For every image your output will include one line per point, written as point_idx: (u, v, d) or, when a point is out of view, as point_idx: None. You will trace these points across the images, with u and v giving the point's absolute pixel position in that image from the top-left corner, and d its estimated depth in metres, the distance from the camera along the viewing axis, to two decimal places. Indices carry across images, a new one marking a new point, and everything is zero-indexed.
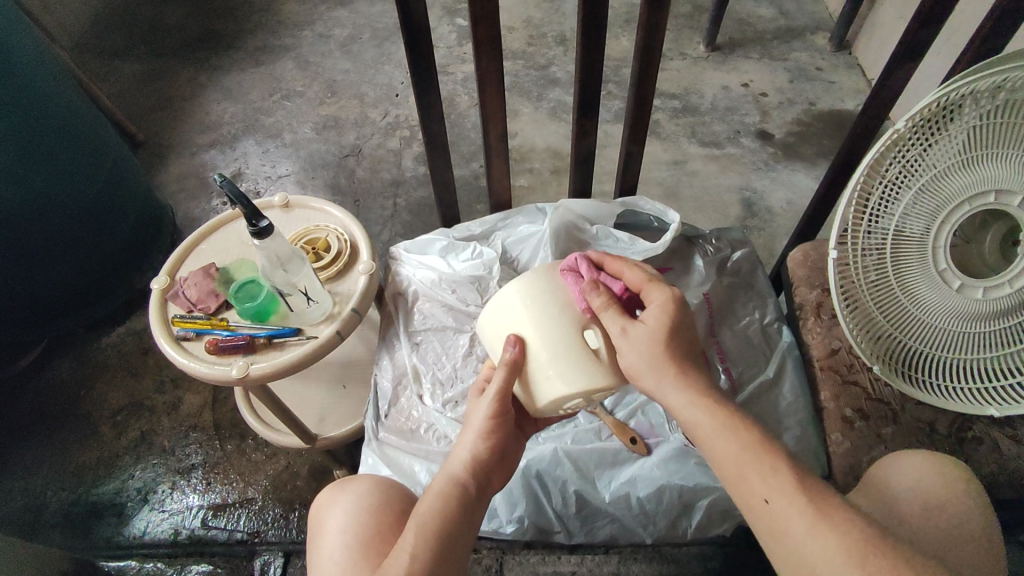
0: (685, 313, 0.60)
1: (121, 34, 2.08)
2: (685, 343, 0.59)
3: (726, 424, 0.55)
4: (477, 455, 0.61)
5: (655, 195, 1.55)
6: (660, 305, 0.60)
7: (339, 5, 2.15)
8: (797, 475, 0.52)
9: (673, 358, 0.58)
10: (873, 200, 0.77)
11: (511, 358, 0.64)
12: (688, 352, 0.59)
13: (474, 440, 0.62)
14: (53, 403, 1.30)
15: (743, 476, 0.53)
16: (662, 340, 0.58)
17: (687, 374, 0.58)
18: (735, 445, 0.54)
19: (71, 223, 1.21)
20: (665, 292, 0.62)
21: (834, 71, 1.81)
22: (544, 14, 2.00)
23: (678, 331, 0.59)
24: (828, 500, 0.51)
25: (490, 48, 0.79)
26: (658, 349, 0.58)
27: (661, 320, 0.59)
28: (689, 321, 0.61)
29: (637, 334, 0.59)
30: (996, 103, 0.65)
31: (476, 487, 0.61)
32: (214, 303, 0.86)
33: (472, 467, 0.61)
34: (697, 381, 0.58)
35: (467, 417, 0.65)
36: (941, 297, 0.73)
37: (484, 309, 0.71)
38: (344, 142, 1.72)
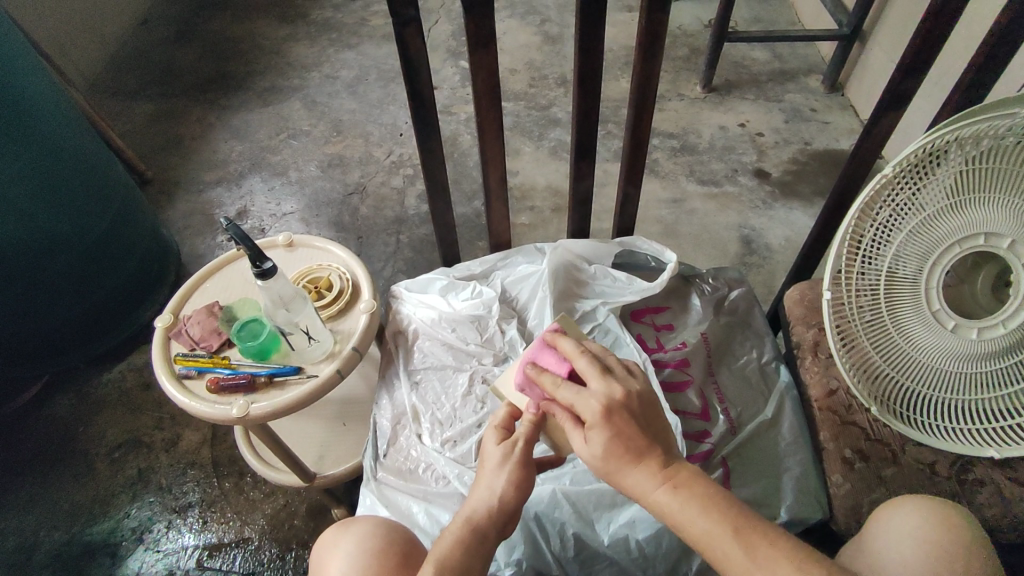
0: (621, 423, 0.57)
1: (135, 76, 2.15)
2: (634, 448, 0.57)
3: (683, 505, 0.55)
4: (503, 503, 0.61)
5: (654, 232, 1.57)
6: (592, 427, 0.58)
7: (347, 48, 2.23)
8: (749, 548, 0.52)
9: (623, 467, 0.57)
10: (866, 241, 0.78)
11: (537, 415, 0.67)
12: (639, 455, 0.57)
13: (505, 484, 0.61)
14: (53, 439, 1.30)
15: (706, 550, 0.54)
16: (605, 459, 0.57)
17: (642, 469, 0.57)
18: (696, 526, 0.54)
19: (78, 260, 1.23)
20: (593, 408, 0.58)
21: (829, 112, 1.85)
22: (545, 56, 2.06)
23: (617, 445, 0.57)
24: (776, 561, 0.51)
25: (488, 96, 0.82)
26: (605, 467, 0.57)
27: (597, 442, 0.57)
28: (628, 427, 0.57)
29: (587, 455, 0.59)
30: (980, 149, 0.67)
31: (492, 536, 0.60)
32: (217, 342, 0.87)
33: (495, 514, 0.60)
34: (649, 478, 0.57)
35: (487, 461, 0.64)
36: (936, 338, 0.73)
37: (504, 377, 0.76)
38: (348, 180, 1.75)
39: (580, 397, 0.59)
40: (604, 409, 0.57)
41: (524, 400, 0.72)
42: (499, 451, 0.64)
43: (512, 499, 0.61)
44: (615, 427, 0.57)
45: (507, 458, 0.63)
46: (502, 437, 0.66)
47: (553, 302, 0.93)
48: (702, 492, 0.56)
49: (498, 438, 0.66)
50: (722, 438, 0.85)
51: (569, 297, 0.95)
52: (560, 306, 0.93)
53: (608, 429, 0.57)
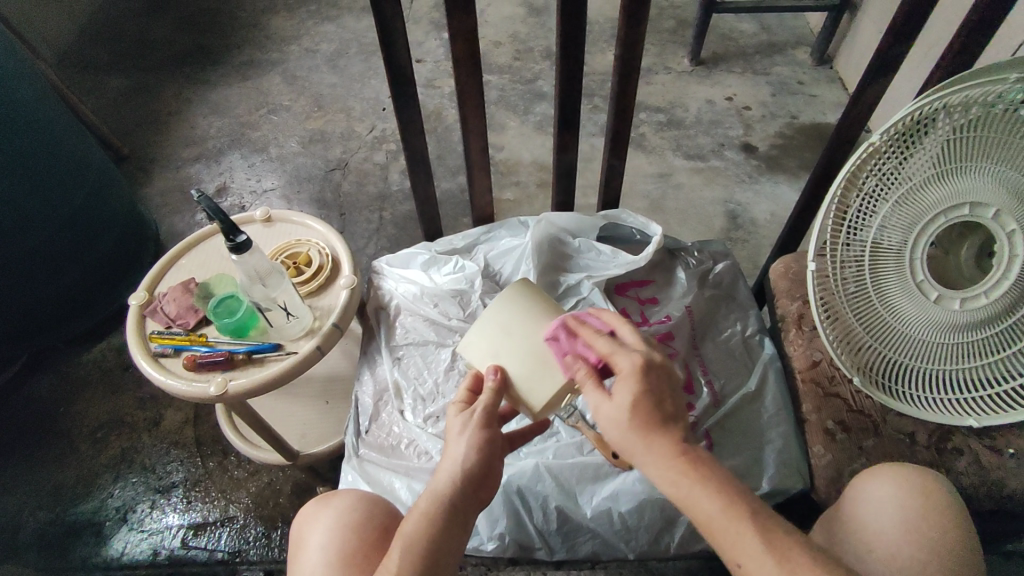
0: (656, 381, 0.56)
1: (108, 48, 2.08)
2: (660, 410, 0.55)
3: (700, 486, 0.52)
4: (468, 468, 0.59)
5: (640, 207, 1.56)
6: (623, 378, 0.56)
7: (326, 20, 2.17)
8: (766, 534, 0.51)
9: (644, 428, 0.54)
10: (852, 212, 0.78)
11: (495, 383, 0.65)
12: (663, 422, 0.55)
13: (465, 450, 0.60)
14: (32, 420, 1.28)
15: (718, 535, 0.52)
16: (629, 414, 0.55)
17: (663, 433, 0.54)
18: (711, 509, 0.52)
19: (48, 239, 1.19)
20: (631, 359, 0.57)
21: (816, 85, 1.84)
22: (530, 29, 2.02)
23: (645, 401, 0.55)
24: (791, 550, 0.50)
25: (468, 64, 0.79)
26: (627, 422, 0.55)
27: (625, 394, 0.55)
28: (658, 387, 0.56)
29: (606, 413, 0.56)
30: (969, 117, 0.66)
31: (463, 501, 0.59)
32: (194, 319, 0.85)
33: (459, 482, 0.59)
34: (669, 449, 0.54)
35: (448, 433, 0.62)
36: (918, 308, 0.73)
37: (465, 335, 0.73)
38: (330, 156, 1.72)
39: (617, 349, 0.58)
40: (642, 364, 0.56)
41: (485, 363, 0.69)
42: (459, 419, 0.62)
43: (475, 462, 0.59)
44: (648, 385, 0.56)
45: (467, 424, 0.61)
46: (463, 408, 0.65)
47: (537, 274, 0.92)
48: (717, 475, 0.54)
49: (458, 409, 0.64)
50: (706, 410, 0.85)
51: (553, 271, 0.94)
52: (545, 278, 0.92)
53: (642, 381, 0.56)
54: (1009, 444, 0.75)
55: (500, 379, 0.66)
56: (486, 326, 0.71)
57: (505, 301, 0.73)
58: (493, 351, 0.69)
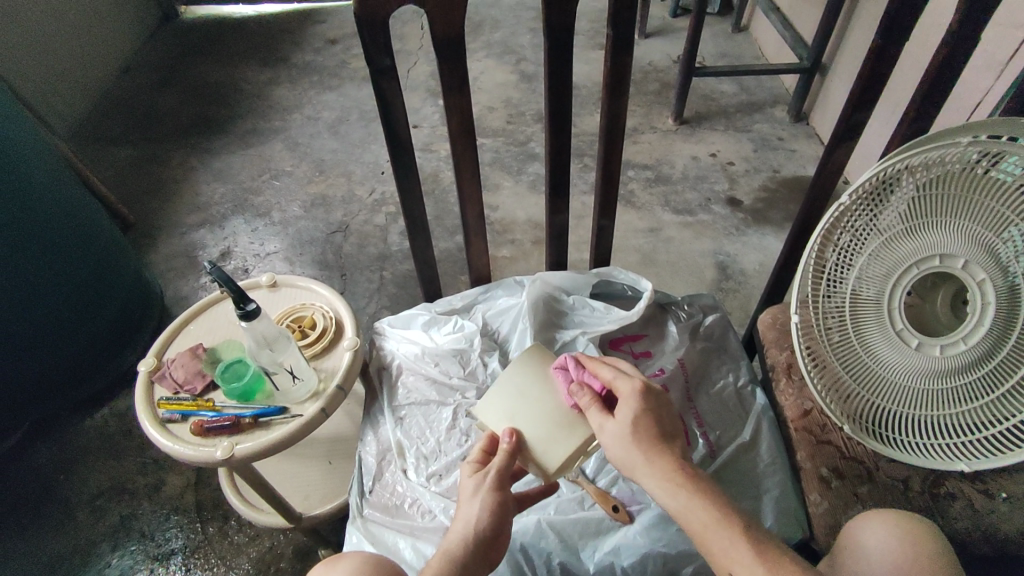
0: (654, 404, 0.65)
1: (118, 121, 2.18)
2: (656, 427, 0.62)
3: (688, 490, 0.57)
4: (479, 527, 0.62)
5: (632, 261, 1.61)
6: (626, 400, 0.65)
7: (328, 89, 2.28)
8: (754, 546, 0.54)
9: (642, 440, 0.61)
10: (830, 265, 0.82)
11: (510, 445, 0.70)
12: (660, 437, 0.62)
13: (477, 510, 0.63)
14: (31, 489, 1.27)
15: (707, 541, 0.55)
16: (630, 427, 0.62)
17: (661, 446, 0.61)
18: (700, 516, 0.56)
19: (57, 308, 1.23)
20: (630, 384, 0.66)
21: (795, 140, 1.93)
22: (522, 94, 2.13)
23: (644, 420, 0.63)
24: (780, 560, 0.53)
25: (463, 137, 0.84)
26: (628, 435, 0.62)
27: (627, 412, 0.64)
28: (657, 407, 0.64)
29: (611, 429, 0.64)
30: (930, 176, 0.71)
31: (473, 564, 0.60)
32: (201, 384, 0.87)
33: (471, 542, 0.61)
34: (666, 460, 0.60)
35: (461, 495, 0.66)
36: (900, 355, 0.76)
37: (479, 401, 0.78)
38: (331, 219, 1.78)
39: (620, 376, 0.68)
40: (640, 388, 0.66)
41: (500, 427, 0.75)
42: (471, 481, 0.66)
43: (485, 522, 0.62)
44: (647, 405, 0.64)
45: (479, 486, 0.65)
46: (476, 469, 0.68)
47: (534, 331, 0.95)
48: (709, 486, 0.58)
49: (472, 470, 0.68)
50: (702, 461, 0.87)
51: (550, 327, 0.97)
52: (541, 335, 0.96)
53: (640, 403, 0.64)
54: (999, 487, 0.76)
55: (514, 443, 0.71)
56: (502, 393, 0.78)
57: (519, 369, 0.80)
58: (509, 416, 0.75)
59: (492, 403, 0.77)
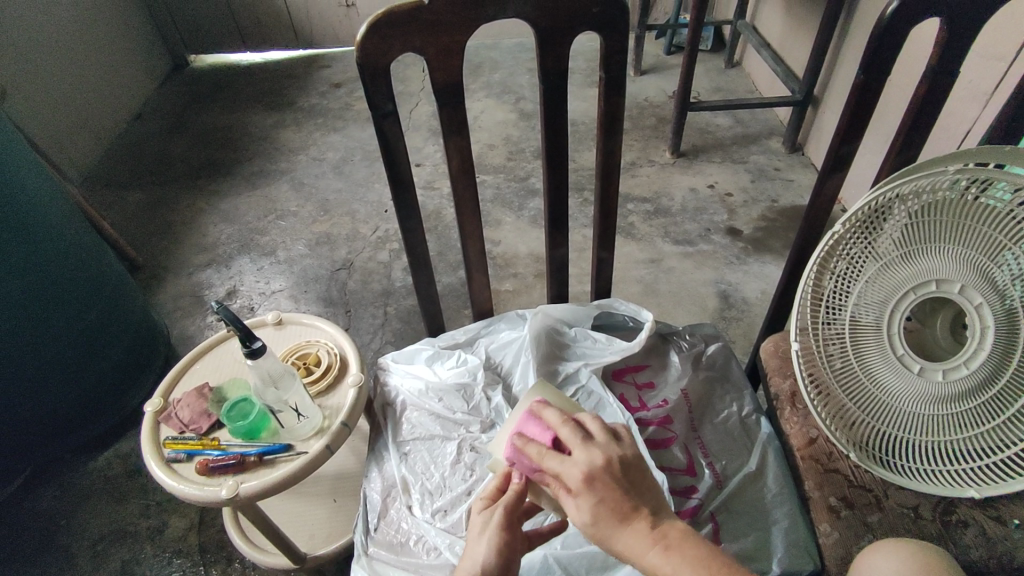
0: (606, 484, 0.57)
1: (129, 166, 2.23)
2: (620, 509, 0.57)
3: (675, 561, 0.54)
4: (488, 567, 0.64)
5: (634, 292, 1.62)
6: (577, 494, 0.58)
7: (333, 131, 2.34)
8: None
9: (611, 530, 0.56)
10: (827, 293, 0.83)
11: (522, 484, 0.69)
12: (627, 515, 0.57)
13: (484, 553, 0.64)
14: (34, 533, 1.27)
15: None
16: (593, 524, 0.57)
17: (633, 523, 0.56)
18: None
19: (66, 349, 1.25)
20: (576, 473, 0.58)
21: (791, 170, 1.96)
22: (521, 131, 2.18)
23: (604, 510, 0.57)
24: None
25: (463, 177, 0.86)
26: (594, 533, 0.57)
27: (585, 507, 0.57)
28: (614, 487, 0.57)
29: (577, 524, 0.58)
30: (921, 204, 0.73)
31: None
32: (206, 423, 0.88)
33: None
34: (642, 540, 0.56)
35: (471, 530, 0.68)
36: (903, 381, 0.77)
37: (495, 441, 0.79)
38: (336, 257, 1.80)
39: (563, 464, 0.59)
40: (587, 475, 0.57)
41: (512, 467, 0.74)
42: (481, 519, 0.68)
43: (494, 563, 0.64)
44: (600, 490, 0.57)
45: (489, 525, 0.66)
46: (487, 505, 0.70)
47: (537, 363, 0.96)
48: (694, 552, 0.55)
49: (482, 506, 0.70)
50: (708, 492, 0.86)
51: (552, 360, 0.98)
52: (543, 369, 0.96)
53: (593, 495, 0.57)
54: (1012, 514, 0.75)
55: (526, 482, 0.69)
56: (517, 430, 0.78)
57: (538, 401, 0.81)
58: None
59: (506, 442, 0.78)
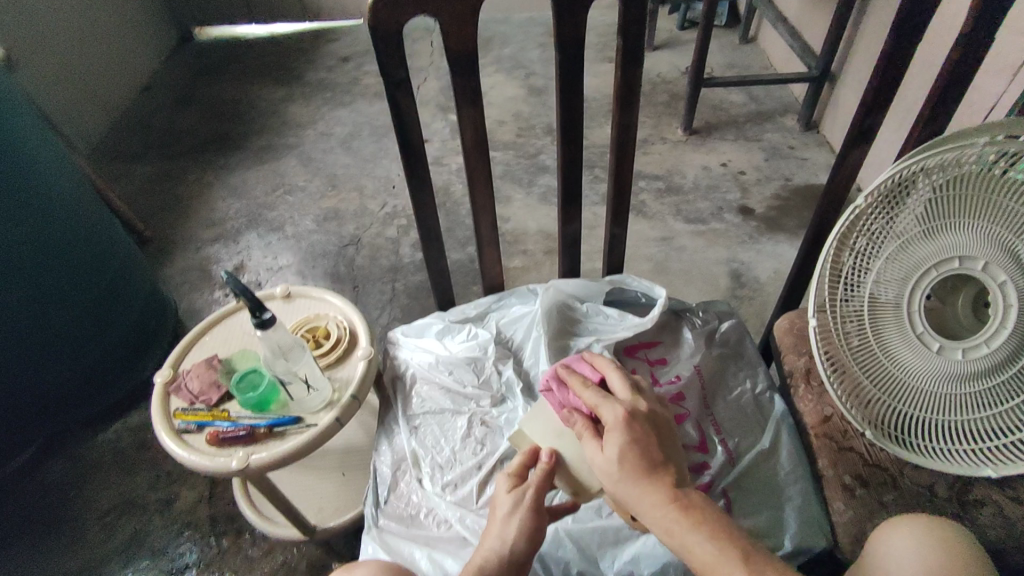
0: (641, 426, 0.64)
1: (135, 140, 2.22)
2: (648, 453, 0.62)
3: (689, 519, 0.58)
4: (515, 552, 0.64)
5: (645, 270, 1.60)
6: (611, 429, 0.64)
7: (340, 106, 2.31)
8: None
9: (633, 476, 0.61)
10: (847, 269, 0.81)
11: (549, 463, 0.70)
12: (650, 465, 0.61)
13: (515, 533, 0.65)
14: (46, 504, 1.28)
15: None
16: (617, 463, 0.61)
17: (655, 475, 0.61)
18: (703, 548, 0.56)
19: (76, 322, 1.24)
20: (615, 411, 0.65)
21: (806, 148, 1.92)
22: (532, 107, 2.14)
23: (632, 449, 0.62)
24: None
25: (476, 148, 0.85)
26: (615, 472, 0.61)
27: (613, 445, 0.62)
28: (645, 434, 0.63)
29: (600, 462, 0.63)
30: (947, 178, 0.70)
31: None
32: (216, 395, 0.87)
33: (504, 563, 0.64)
34: (659, 493, 0.59)
35: (494, 510, 0.68)
36: (920, 359, 0.75)
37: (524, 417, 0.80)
38: (343, 233, 1.79)
39: (605, 403, 0.67)
40: (626, 414, 0.65)
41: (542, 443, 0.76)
42: (509, 499, 0.67)
43: (522, 549, 0.64)
44: (633, 432, 0.63)
45: (518, 506, 0.66)
46: (513, 485, 0.70)
47: (548, 339, 0.95)
48: (710, 518, 0.58)
49: (509, 486, 0.70)
50: (721, 469, 0.85)
51: (563, 335, 0.97)
52: (555, 344, 0.95)
53: (628, 431, 0.63)
54: None
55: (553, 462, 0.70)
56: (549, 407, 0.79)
57: None
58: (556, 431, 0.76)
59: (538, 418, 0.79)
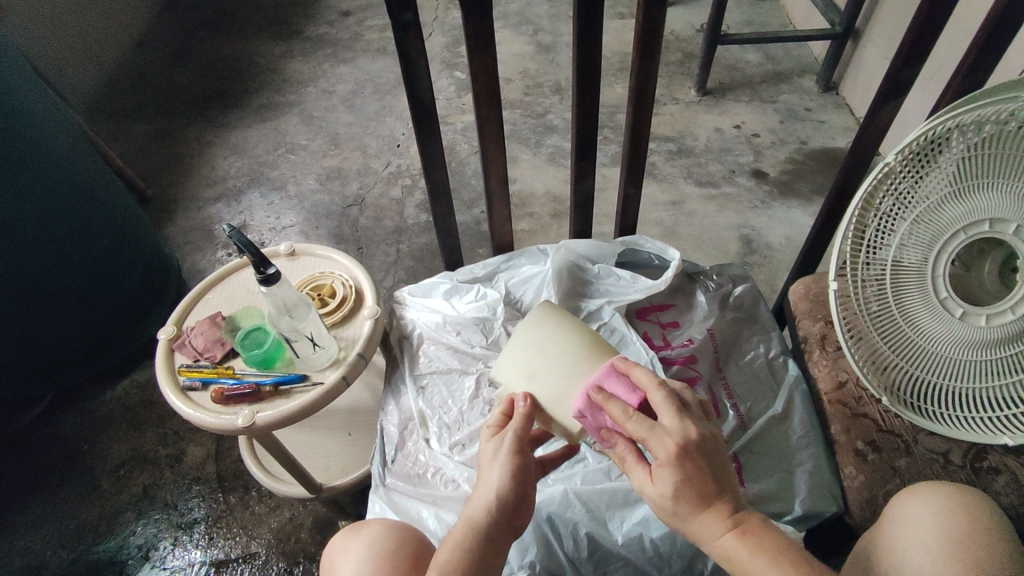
0: (697, 461, 0.54)
1: (133, 96, 2.16)
2: (704, 489, 0.54)
3: (748, 547, 0.53)
4: (502, 497, 0.60)
5: (654, 234, 1.57)
6: (662, 467, 0.54)
7: (342, 62, 2.24)
8: None
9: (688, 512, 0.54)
10: (870, 232, 0.78)
11: (526, 409, 0.65)
12: (707, 498, 0.54)
13: (500, 481, 0.60)
14: (55, 459, 1.29)
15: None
16: (671, 501, 0.54)
17: (712, 509, 0.54)
18: None
19: (80, 278, 1.23)
20: (666, 445, 0.54)
21: (824, 111, 1.86)
22: (540, 65, 2.08)
23: (687, 487, 0.53)
24: None
25: (487, 98, 0.81)
26: (669, 509, 0.55)
27: (666, 483, 0.54)
28: (701, 466, 0.54)
29: (650, 494, 0.56)
30: (983, 136, 0.66)
31: (497, 533, 0.60)
32: (220, 352, 0.86)
33: (494, 509, 0.59)
34: (717, 525, 0.54)
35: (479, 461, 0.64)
36: (942, 325, 0.73)
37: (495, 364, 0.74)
38: (347, 192, 1.76)
39: (653, 432, 0.55)
40: (679, 449, 0.53)
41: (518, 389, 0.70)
42: (490, 447, 0.64)
43: (509, 493, 0.60)
44: (687, 468, 0.53)
45: (498, 451, 0.62)
46: (495, 433, 0.66)
47: (558, 300, 0.93)
48: (769, 545, 0.54)
49: (490, 435, 0.66)
50: (732, 433, 0.86)
51: (574, 296, 0.95)
52: (566, 305, 0.93)
53: (682, 470, 0.53)
54: None
55: (529, 406, 0.66)
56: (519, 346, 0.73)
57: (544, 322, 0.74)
58: (527, 375, 0.70)
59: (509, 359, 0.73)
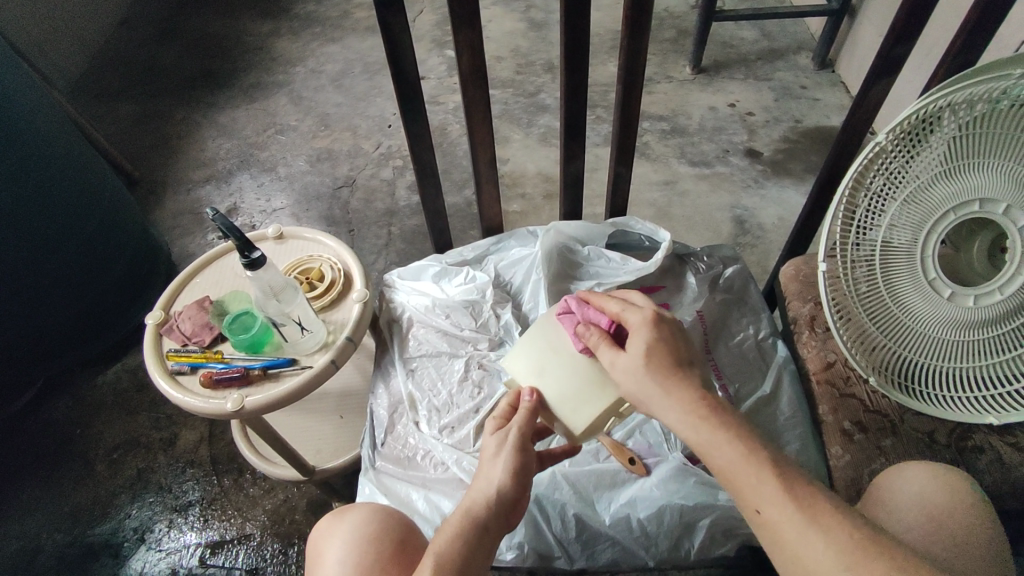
0: (667, 329, 0.60)
1: (119, 76, 2.13)
2: (673, 355, 0.58)
3: (715, 416, 0.54)
4: (503, 492, 0.60)
5: (647, 215, 1.56)
6: (637, 331, 0.60)
7: (331, 40, 2.21)
8: (790, 486, 0.50)
9: (658, 374, 0.57)
10: (860, 212, 0.78)
11: (533, 403, 0.68)
12: (677, 365, 0.58)
13: (501, 473, 0.61)
14: (48, 443, 1.29)
15: (738, 481, 0.51)
16: (643, 359, 0.58)
17: (681, 376, 0.57)
18: (727, 452, 0.52)
19: (67, 262, 1.22)
20: (641, 314, 0.62)
21: (819, 88, 1.84)
22: (532, 43, 2.04)
23: (659, 348, 0.59)
24: (821, 509, 0.49)
25: (474, 77, 0.80)
26: (641, 368, 0.57)
27: (639, 343, 0.59)
28: (671, 337, 0.60)
29: (623, 363, 0.60)
30: (974, 114, 0.66)
31: (495, 525, 0.59)
32: (209, 336, 0.86)
33: (493, 504, 0.59)
34: (687, 392, 0.56)
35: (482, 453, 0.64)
36: (930, 305, 0.73)
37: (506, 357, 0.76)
38: (338, 174, 1.74)
39: (629, 307, 0.64)
40: (652, 317, 0.61)
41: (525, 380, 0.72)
42: (494, 440, 0.64)
43: (510, 489, 0.60)
44: (659, 334, 0.60)
45: (503, 445, 0.63)
46: (498, 426, 0.66)
47: (547, 282, 0.93)
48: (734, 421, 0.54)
49: (495, 427, 0.66)
50: None
51: (563, 279, 0.95)
52: (555, 288, 0.93)
53: (655, 332, 0.60)
54: None
55: (535, 401, 0.68)
56: (532, 346, 0.75)
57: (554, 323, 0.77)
58: (538, 368, 0.72)
59: (523, 354, 0.75)
